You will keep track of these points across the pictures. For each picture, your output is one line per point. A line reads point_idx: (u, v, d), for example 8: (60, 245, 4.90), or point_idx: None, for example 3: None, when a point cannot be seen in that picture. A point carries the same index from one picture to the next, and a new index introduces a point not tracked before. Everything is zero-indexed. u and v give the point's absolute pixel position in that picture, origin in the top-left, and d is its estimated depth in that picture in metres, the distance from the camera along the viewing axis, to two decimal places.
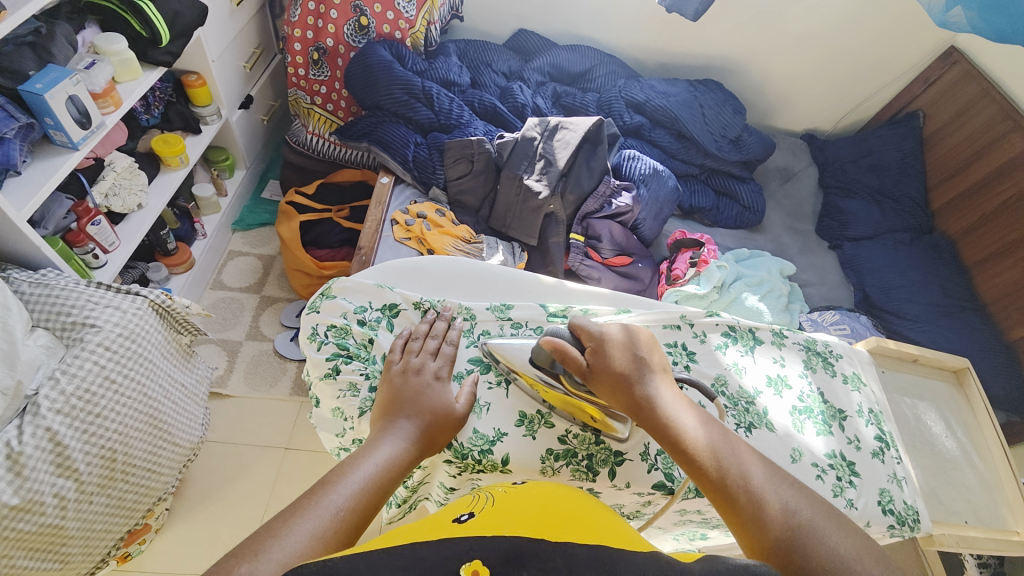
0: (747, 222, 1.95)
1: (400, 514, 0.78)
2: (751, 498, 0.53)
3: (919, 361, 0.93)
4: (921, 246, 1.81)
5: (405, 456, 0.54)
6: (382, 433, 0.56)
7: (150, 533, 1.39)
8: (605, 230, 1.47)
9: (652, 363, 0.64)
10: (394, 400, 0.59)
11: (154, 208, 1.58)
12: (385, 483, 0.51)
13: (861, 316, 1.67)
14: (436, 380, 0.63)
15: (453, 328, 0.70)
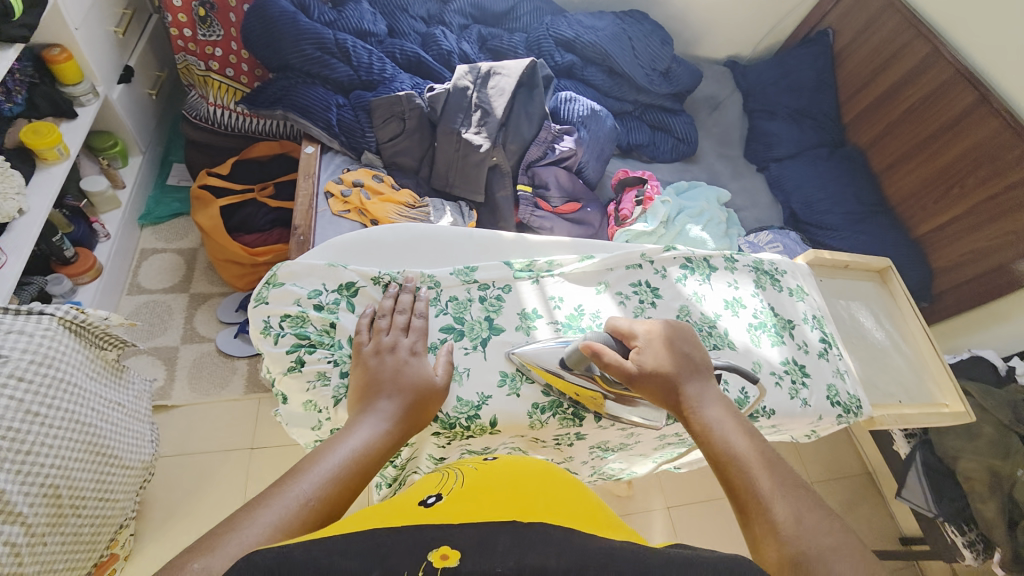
0: (682, 154, 2.00)
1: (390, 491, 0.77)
2: (769, 517, 0.52)
3: (849, 267, 1.01)
4: (837, 159, 1.95)
5: (386, 439, 0.52)
6: (361, 417, 0.53)
7: (121, 559, 1.30)
8: (551, 177, 1.45)
9: (698, 366, 0.65)
10: (370, 382, 0.57)
11: (41, 212, 1.35)
12: (363, 467, 0.49)
13: (790, 232, 1.79)
14: (411, 356, 0.60)
15: (419, 299, 0.66)
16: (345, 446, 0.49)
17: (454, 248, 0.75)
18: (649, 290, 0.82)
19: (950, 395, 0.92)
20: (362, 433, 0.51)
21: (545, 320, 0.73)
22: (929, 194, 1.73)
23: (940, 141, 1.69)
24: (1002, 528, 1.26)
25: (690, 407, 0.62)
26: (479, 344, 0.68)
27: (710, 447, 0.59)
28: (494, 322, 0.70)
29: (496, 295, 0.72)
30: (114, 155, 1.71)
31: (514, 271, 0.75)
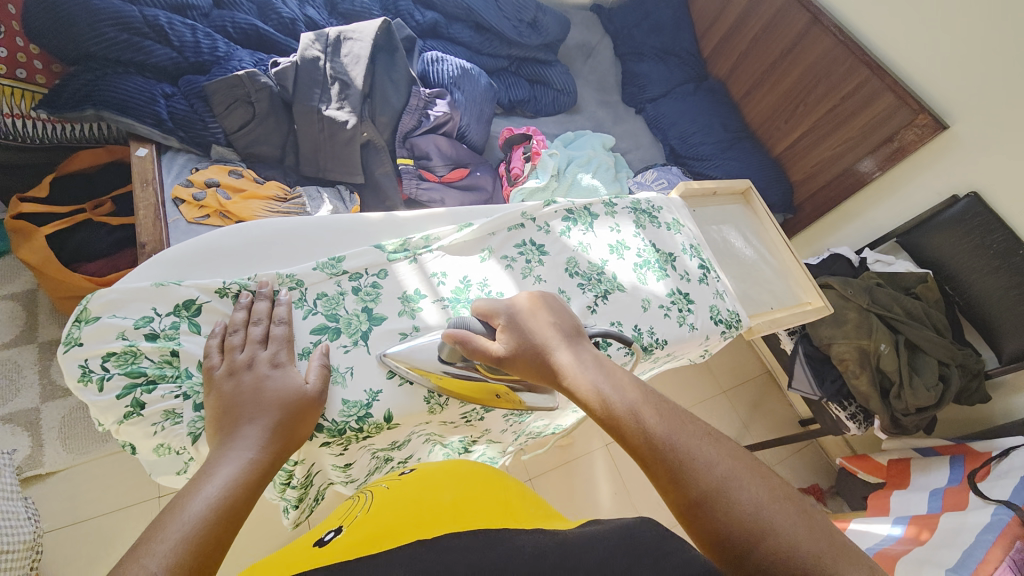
0: (564, 104, 1.99)
1: (300, 513, 0.71)
2: (673, 462, 0.48)
3: (717, 193, 1.09)
4: (702, 93, 2.07)
5: (254, 470, 0.45)
6: (216, 458, 0.45)
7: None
8: (431, 145, 1.37)
9: (557, 330, 0.60)
10: (227, 409, 0.49)
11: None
12: (231, 512, 0.42)
13: (672, 167, 1.90)
14: (272, 370, 0.53)
15: (279, 304, 0.59)
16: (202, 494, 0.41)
17: (315, 241, 0.67)
18: (534, 248, 0.81)
19: (812, 293, 1.02)
20: (222, 473, 0.43)
21: (430, 299, 0.69)
22: (780, 116, 1.89)
23: (782, 66, 1.82)
24: (876, 396, 1.47)
25: (564, 378, 0.57)
26: (360, 338, 0.62)
27: (594, 409, 0.54)
28: (374, 312, 0.65)
29: (371, 283, 0.67)
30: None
31: (387, 254, 0.69)
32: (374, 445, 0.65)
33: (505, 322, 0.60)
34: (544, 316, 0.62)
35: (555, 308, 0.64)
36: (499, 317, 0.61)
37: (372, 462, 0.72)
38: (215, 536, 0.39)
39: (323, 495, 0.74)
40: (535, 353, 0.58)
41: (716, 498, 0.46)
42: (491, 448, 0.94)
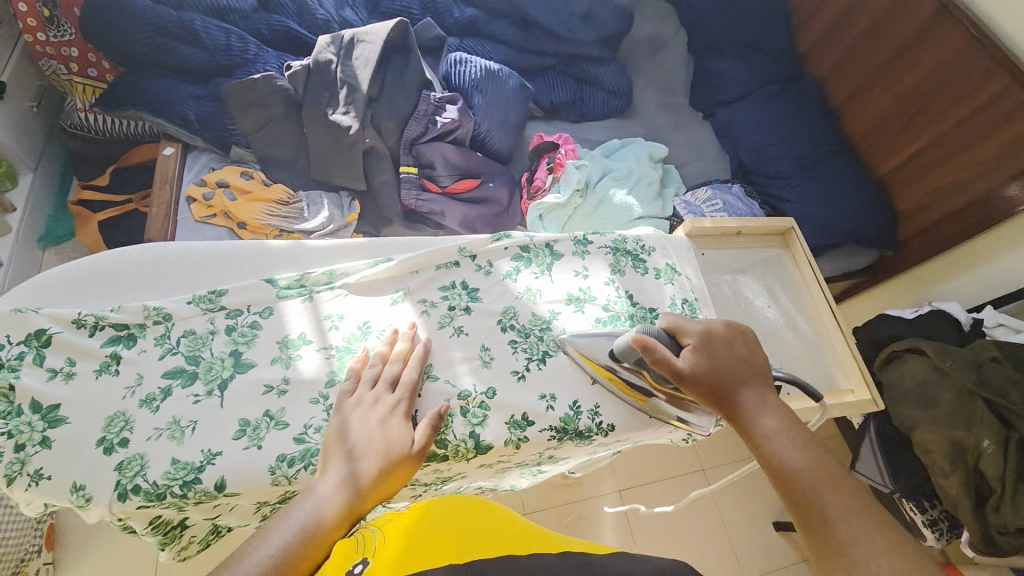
0: (616, 108, 1.72)
1: (182, 546, 0.67)
2: (834, 540, 0.49)
3: (743, 233, 0.87)
4: (790, 97, 1.65)
5: (348, 510, 0.51)
6: (317, 485, 0.51)
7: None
8: (436, 154, 1.30)
9: (744, 371, 0.61)
10: (342, 442, 0.54)
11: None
12: (314, 547, 0.48)
13: (733, 184, 1.55)
14: (391, 416, 0.55)
15: (417, 347, 0.61)
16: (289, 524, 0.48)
17: (207, 270, 0.62)
18: (464, 293, 0.68)
19: (854, 380, 0.80)
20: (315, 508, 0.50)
21: (314, 347, 0.60)
22: (893, 125, 1.45)
23: (902, 62, 1.39)
24: (969, 506, 1.08)
25: (741, 414, 0.59)
26: (216, 388, 0.56)
27: (764, 458, 0.56)
28: (242, 358, 0.58)
29: (250, 323, 0.60)
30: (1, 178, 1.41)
31: (277, 290, 0.62)
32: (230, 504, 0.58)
33: (695, 340, 0.61)
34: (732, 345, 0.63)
35: (750, 346, 0.63)
36: (689, 335, 0.62)
37: (256, 510, 0.64)
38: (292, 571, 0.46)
39: (214, 531, 0.69)
40: (718, 386, 0.60)
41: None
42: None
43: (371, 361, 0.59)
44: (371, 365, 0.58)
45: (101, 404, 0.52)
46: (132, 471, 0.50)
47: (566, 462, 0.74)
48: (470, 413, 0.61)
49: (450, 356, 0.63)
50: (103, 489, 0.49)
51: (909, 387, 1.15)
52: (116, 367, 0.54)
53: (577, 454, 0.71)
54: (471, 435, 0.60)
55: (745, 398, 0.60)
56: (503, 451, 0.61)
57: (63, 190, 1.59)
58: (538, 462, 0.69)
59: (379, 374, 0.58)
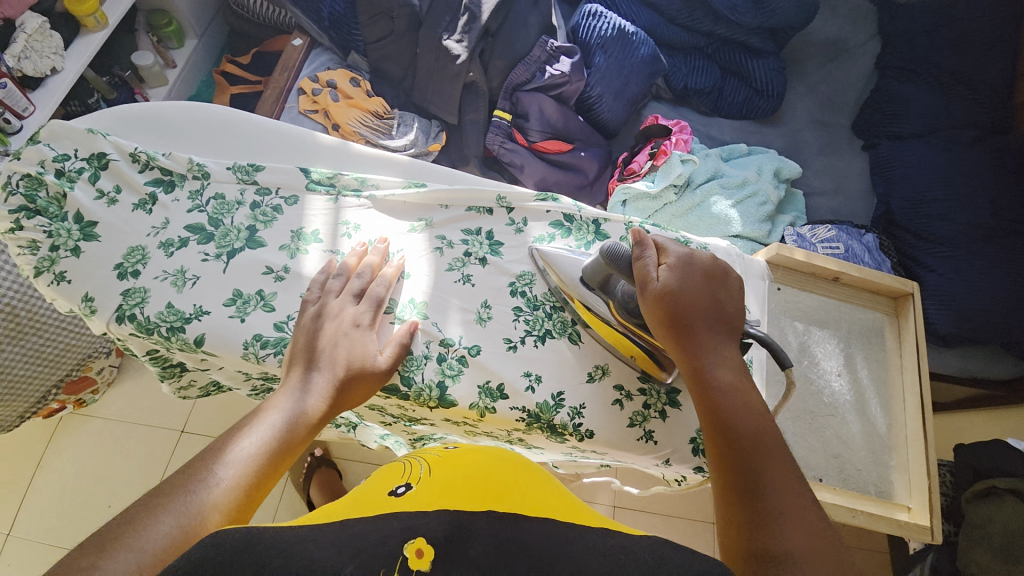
0: (756, 110, 1.47)
1: (182, 386, 0.71)
2: (758, 511, 0.42)
3: (841, 281, 0.71)
4: (984, 149, 1.29)
5: (291, 435, 0.45)
6: (262, 414, 0.46)
7: (101, 385, 1.25)
8: (534, 105, 1.24)
9: (717, 311, 0.50)
10: (310, 349, 0.51)
11: (76, 76, 1.18)
12: (284, 452, 0.44)
13: (866, 233, 1.27)
14: (356, 328, 0.53)
15: (388, 264, 0.59)
16: (235, 454, 0.42)
17: (256, 146, 0.65)
18: (486, 243, 0.64)
19: (916, 499, 0.64)
20: (262, 430, 0.44)
21: (323, 247, 0.60)
22: None
23: None
24: None
25: (701, 358, 0.49)
26: (224, 253, 0.58)
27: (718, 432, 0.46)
28: (256, 234, 0.59)
29: (274, 205, 0.61)
30: (168, 35, 1.49)
31: (308, 182, 0.62)
32: (212, 363, 0.61)
33: (676, 259, 0.52)
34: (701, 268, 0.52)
35: (729, 292, 0.52)
36: (669, 256, 0.52)
37: (243, 379, 0.64)
38: (240, 501, 0.40)
39: (212, 384, 0.73)
40: (685, 319, 0.50)
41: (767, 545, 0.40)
42: (401, 445, 0.81)
43: (359, 273, 0.57)
44: (359, 277, 0.56)
45: (127, 234, 0.57)
46: (133, 300, 0.55)
47: (542, 452, 0.69)
48: (446, 362, 0.57)
49: (447, 301, 0.60)
50: (106, 307, 0.54)
51: (997, 532, 0.90)
52: (149, 207, 0.59)
53: (552, 449, 0.65)
54: (438, 384, 0.56)
55: (701, 336, 0.49)
56: (466, 414, 0.57)
57: (214, 62, 1.66)
58: (508, 440, 0.65)
59: (364, 290, 0.56)
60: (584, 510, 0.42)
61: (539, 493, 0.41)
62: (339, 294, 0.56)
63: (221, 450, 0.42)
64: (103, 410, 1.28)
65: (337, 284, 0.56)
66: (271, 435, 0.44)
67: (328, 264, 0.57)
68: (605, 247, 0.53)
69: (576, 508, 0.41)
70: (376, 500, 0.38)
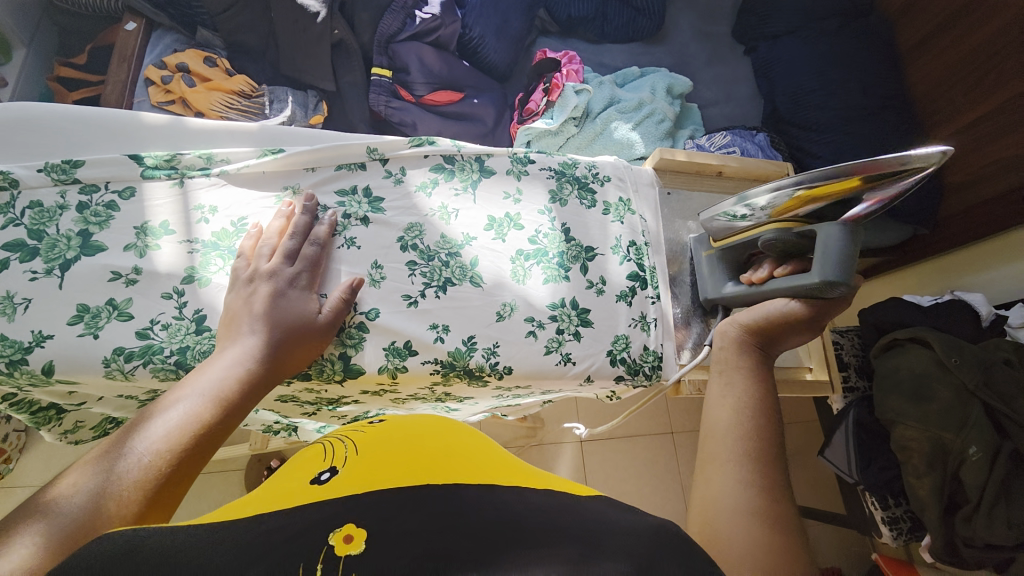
0: (641, 31, 1.47)
1: (68, 430, 0.63)
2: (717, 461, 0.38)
3: (725, 175, 0.74)
4: (849, 35, 1.37)
5: (229, 400, 0.41)
6: (188, 382, 0.42)
7: (13, 452, 1.11)
8: (412, 55, 1.17)
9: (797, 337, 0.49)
10: (233, 317, 0.48)
11: None
12: (223, 422, 0.41)
13: (758, 133, 1.33)
14: (291, 288, 0.50)
15: (318, 223, 0.56)
16: (160, 424, 0.38)
17: (69, 139, 0.56)
18: (364, 201, 0.59)
19: (816, 359, 0.71)
20: (192, 400, 0.40)
21: (176, 239, 0.53)
22: (960, 83, 1.20)
23: (991, 1, 1.13)
24: (936, 511, 0.95)
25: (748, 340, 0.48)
26: (57, 267, 0.50)
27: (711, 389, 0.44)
28: (92, 239, 0.52)
29: (106, 203, 0.53)
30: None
31: (143, 169, 0.54)
32: (84, 392, 0.54)
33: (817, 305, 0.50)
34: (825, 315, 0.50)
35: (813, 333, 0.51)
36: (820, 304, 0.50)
37: (132, 404, 0.58)
38: (170, 472, 0.36)
39: (107, 419, 0.65)
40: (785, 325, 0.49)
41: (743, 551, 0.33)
42: None
43: (291, 233, 0.54)
44: (291, 237, 0.53)
45: None
46: None
47: (476, 403, 0.69)
48: (345, 333, 0.54)
49: (333, 270, 0.56)
50: None
51: (903, 377, 0.99)
52: None
53: (483, 396, 0.64)
54: (340, 356, 0.53)
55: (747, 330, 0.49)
56: (378, 379, 0.55)
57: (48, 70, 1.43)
58: (437, 399, 0.64)
59: (297, 250, 0.53)
60: (512, 460, 0.42)
61: (471, 452, 0.40)
62: (270, 258, 0.52)
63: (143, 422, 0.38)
64: (21, 479, 1.14)
65: (266, 249, 0.52)
66: (168, 443, 0.37)
67: (255, 229, 0.54)
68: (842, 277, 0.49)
69: (506, 459, 0.41)
70: (296, 490, 0.35)
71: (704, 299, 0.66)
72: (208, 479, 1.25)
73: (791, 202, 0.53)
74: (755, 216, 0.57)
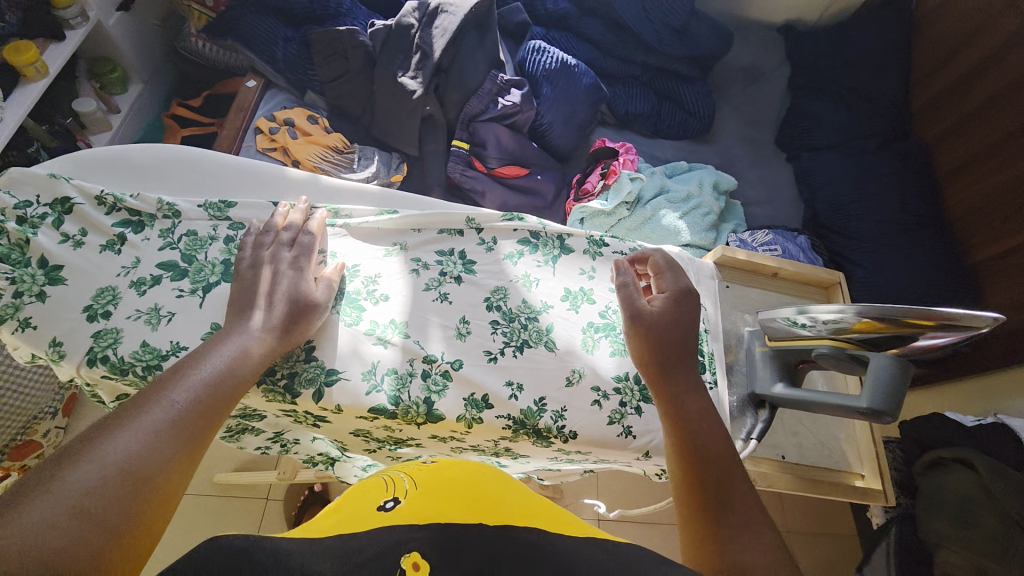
0: (692, 130, 1.61)
1: None
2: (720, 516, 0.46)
3: (780, 275, 0.80)
4: (888, 155, 1.47)
5: (245, 362, 0.48)
6: (215, 345, 0.48)
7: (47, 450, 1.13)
8: (491, 135, 1.31)
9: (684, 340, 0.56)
10: (246, 288, 0.53)
11: (15, 125, 1.19)
12: (239, 380, 0.47)
13: (799, 235, 1.41)
14: (296, 268, 0.56)
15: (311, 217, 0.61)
16: (192, 378, 0.44)
17: (223, 183, 0.66)
18: (459, 262, 0.67)
19: (868, 466, 0.72)
20: (217, 359, 0.47)
21: None
22: (995, 213, 1.28)
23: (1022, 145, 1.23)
24: None
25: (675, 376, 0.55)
26: (200, 288, 0.58)
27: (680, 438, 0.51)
28: (232, 268, 0.60)
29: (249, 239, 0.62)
30: (112, 81, 1.51)
31: (282, 215, 0.64)
32: None
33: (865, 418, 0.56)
34: (683, 316, 0.58)
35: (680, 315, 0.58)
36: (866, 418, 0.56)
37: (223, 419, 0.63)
38: (196, 421, 0.42)
39: None
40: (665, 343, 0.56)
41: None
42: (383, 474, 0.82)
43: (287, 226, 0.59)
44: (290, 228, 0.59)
45: (96, 275, 0.56)
46: (105, 341, 0.54)
47: (527, 462, 0.72)
48: (430, 378, 0.59)
49: (426, 319, 0.62)
50: (76, 351, 0.53)
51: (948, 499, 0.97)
52: (119, 247, 0.58)
53: (538, 456, 0.67)
54: (425, 400, 0.58)
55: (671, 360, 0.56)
56: (454, 426, 0.59)
57: (161, 105, 1.66)
58: (495, 452, 0.67)
59: (297, 238, 0.59)
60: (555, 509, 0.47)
61: (518, 498, 0.44)
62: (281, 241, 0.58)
63: (176, 375, 0.44)
64: None
65: (284, 235, 0.58)
66: (195, 398, 0.43)
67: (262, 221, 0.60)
68: (890, 408, 0.53)
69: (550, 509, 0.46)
70: (366, 514, 0.41)
71: (754, 392, 0.68)
72: None
73: (860, 324, 0.57)
74: (818, 327, 0.61)
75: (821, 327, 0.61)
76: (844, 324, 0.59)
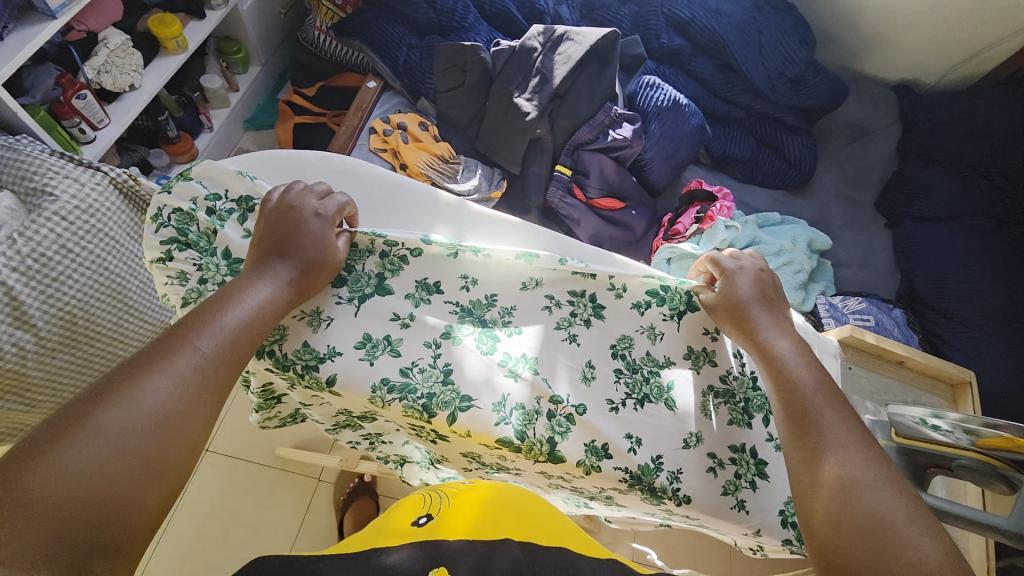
0: (788, 182, 1.56)
1: (270, 416, 0.73)
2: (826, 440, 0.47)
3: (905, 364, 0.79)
4: (1003, 240, 1.37)
5: (271, 304, 0.52)
6: (244, 288, 0.52)
7: None
8: (595, 165, 1.32)
9: (774, 305, 0.61)
10: (268, 234, 0.56)
11: (151, 92, 1.33)
12: (262, 323, 0.51)
13: (895, 309, 1.34)
14: (316, 217, 0.58)
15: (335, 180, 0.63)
16: (219, 326, 0.48)
17: None
18: (589, 306, 0.68)
19: None
20: (245, 303, 0.51)
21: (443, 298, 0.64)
22: None
23: None
24: None
25: (763, 335, 0.58)
26: (356, 298, 0.62)
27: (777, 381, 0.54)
28: (385, 282, 0.63)
29: (400, 256, 0.66)
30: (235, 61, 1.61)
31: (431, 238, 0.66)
32: (325, 399, 0.64)
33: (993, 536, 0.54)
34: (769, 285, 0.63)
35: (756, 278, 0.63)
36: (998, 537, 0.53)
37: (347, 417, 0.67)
38: (219, 366, 0.46)
39: (294, 414, 0.74)
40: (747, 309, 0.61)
41: (904, 557, 0.39)
42: None
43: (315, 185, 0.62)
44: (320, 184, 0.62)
45: None
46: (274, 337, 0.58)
47: (617, 508, 0.71)
48: (555, 419, 0.61)
49: (555, 360, 0.64)
50: None
51: None
52: None
53: (634, 507, 0.67)
54: (549, 439, 0.60)
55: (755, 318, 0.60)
56: (571, 469, 0.60)
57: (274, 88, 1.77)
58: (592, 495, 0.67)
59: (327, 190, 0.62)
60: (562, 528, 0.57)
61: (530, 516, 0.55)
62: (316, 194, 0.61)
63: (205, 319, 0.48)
64: None
65: (317, 189, 0.61)
66: (217, 347, 0.47)
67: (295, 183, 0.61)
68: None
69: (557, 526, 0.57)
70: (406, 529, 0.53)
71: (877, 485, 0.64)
72: (288, 477, 1.32)
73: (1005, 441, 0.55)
74: (956, 435, 0.59)
75: (957, 435, 0.59)
76: (986, 436, 0.56)
